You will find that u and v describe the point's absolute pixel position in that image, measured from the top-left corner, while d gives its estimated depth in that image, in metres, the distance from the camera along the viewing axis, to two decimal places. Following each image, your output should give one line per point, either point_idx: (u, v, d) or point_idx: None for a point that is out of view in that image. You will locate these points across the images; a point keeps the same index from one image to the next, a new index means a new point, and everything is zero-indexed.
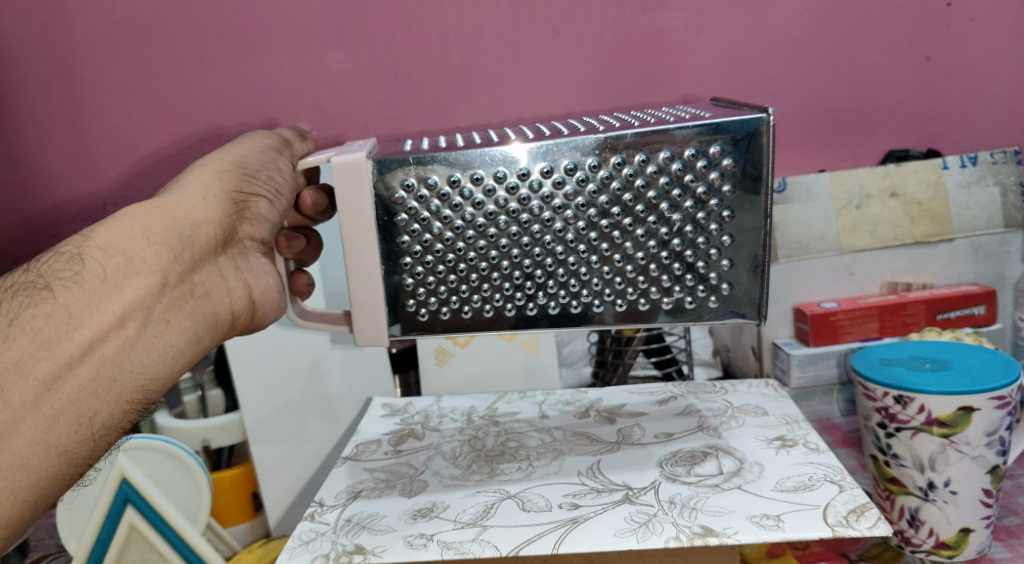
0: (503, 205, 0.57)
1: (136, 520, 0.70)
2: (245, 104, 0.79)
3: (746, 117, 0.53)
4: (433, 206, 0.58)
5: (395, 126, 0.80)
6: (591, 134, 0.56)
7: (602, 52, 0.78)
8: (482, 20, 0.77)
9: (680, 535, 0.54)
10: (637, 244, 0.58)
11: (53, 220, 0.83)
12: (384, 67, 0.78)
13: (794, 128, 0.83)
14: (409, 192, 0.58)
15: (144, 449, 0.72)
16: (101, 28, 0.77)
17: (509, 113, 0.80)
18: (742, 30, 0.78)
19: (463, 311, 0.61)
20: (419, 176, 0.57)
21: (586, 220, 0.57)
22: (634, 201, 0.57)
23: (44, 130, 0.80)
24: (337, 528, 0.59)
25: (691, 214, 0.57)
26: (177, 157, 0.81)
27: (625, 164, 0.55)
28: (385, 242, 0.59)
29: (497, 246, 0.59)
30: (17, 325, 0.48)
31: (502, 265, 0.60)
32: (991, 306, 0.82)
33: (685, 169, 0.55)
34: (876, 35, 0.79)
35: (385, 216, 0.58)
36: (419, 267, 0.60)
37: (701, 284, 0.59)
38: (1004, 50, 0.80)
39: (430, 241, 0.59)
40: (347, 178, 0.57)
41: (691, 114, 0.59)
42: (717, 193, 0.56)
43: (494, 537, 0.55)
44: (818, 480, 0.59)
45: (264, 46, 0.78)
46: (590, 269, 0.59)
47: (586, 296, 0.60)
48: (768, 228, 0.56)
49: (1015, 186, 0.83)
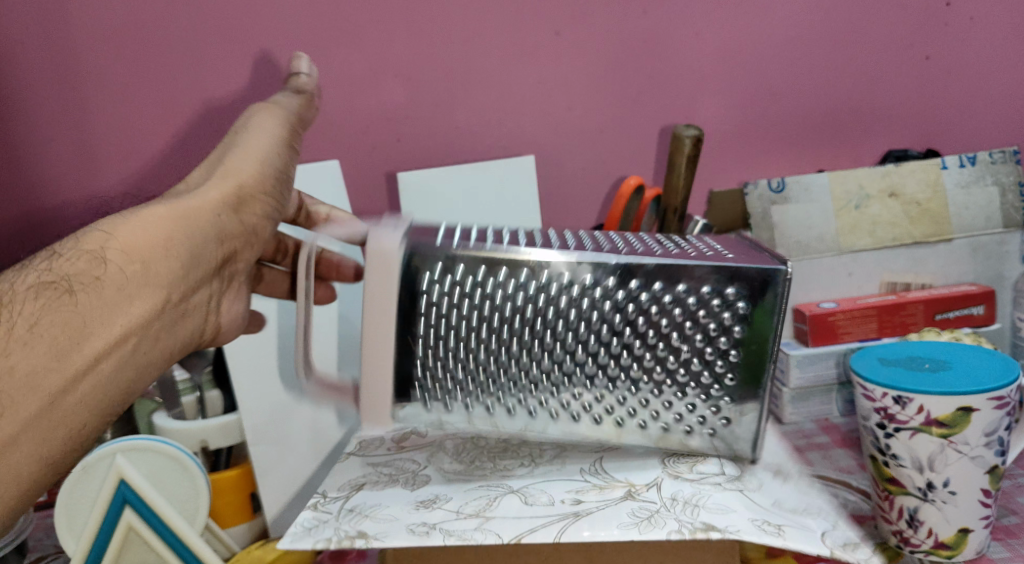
0: (516, 317, 0.54)
1: (135, 521, 0.68)
2: (254, 98, 0.81)
3: (766, 267, 0.54)
4: (440, 329, 0.54)
5: (411, 122, 0.84)
6: (612, 256, 0.54)
7: (609, 53, 0.83)
8: (490, 24, 0.81)
9: (682, 529, 0.53)
10: (651, 357, 0.56)
11: (54, 212, 0.83)
12: (401, 65, 0.82)
13: (795, 125, 0.85)
14: (421, 305, 0.53)
15: (146, 451, 0.69)
16: (111, 21, 0.78)
17: (519, 110, 0.85)
18: (745, 27, 0.82)
19: (455, 407, 0.57)
20: (432, 287, 0.53)
21: (598, 344, 0.56)
22: (648, 331, 0.55)
23: (48, 122, 0.81)
24: (340, 515, 0.59)
25: (700, 350, 0.56)
26: (180, 153, 0.82)
27: (643, 288, 0.54)
28: (404, 327, 0.53)
29: (510, 359, 0.56)
30: (35, 332, 0.45)
31: (513, 384, 0.57)
32: (990, 306, 0.82)
33: (701, 304, 0.55)
34: (874, 35, 0.83)
35: (402, 329, 0.53)
36: (427, 382, 0.55)
37: (705, 392, 0.58)
38: (999, 50, 0.83)
39: (437, 356, 0.55)
40: (380, 266, 0.51)
41: (712, 248, 0.58)
42: (732, 307, 0.55)
43: (496, 526, 0.55)
44: (818, 496, 0.59)
45: (277, 42, 0.80)
46: (602, 381, 0.57)
47: (589, 399, 0.58)
48: (775, 343, 0.56)
49: (1014, 186, 0.83)
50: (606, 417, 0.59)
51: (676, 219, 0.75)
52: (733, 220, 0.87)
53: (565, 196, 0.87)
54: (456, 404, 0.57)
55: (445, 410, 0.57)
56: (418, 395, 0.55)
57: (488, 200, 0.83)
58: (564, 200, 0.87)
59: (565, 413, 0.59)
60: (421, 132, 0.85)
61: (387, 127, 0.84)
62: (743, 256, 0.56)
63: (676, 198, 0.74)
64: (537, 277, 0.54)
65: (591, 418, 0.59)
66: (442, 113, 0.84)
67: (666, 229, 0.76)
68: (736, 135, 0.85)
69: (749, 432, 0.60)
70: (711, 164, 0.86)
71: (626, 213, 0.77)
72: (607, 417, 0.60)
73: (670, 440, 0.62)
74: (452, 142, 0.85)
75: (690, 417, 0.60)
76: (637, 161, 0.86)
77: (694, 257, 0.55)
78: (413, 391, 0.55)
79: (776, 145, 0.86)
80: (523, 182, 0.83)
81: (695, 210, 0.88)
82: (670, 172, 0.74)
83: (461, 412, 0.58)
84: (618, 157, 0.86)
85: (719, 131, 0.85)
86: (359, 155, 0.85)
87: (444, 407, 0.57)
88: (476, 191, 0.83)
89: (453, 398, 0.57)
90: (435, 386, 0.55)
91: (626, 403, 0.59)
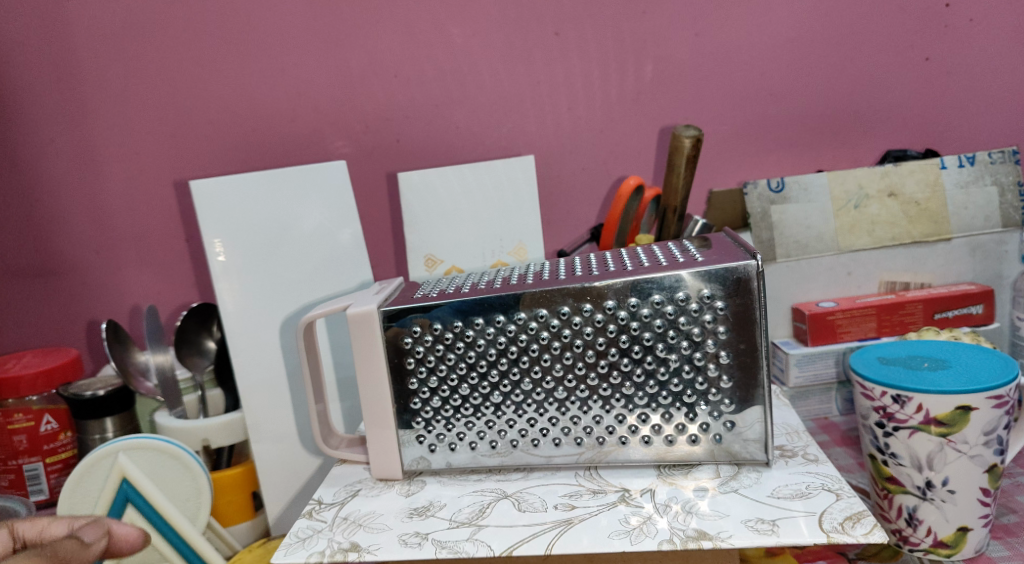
0: (507, 353, 0.59)
1: (137, 519, 0.68)
2: (264, 96, 0.84)
3: (732, 265, 0.55)
4: (437, 355, 0.60)
5: (412, 122, 0.85)
6: (581, 280, 0.58)
7: (609, 52, 0.83)
8: (493, 22, 0.82)
9: (673, 538, 0.52)
10: (642, 370, 0.58)
11: (74, 204, 0.87)
12: (402, 64, 0.83)
13: (792, 125, 0.86)
14: (416, 340, 0.60)
15: (148, 450, 0.68)
16: (130, 21, 0.82)
17: (519, 109, 0.85)
18: (743, 28, 0.83)
19: (467, 432, 0.63)
20: (424, 326, 0.60)
21: (584, 363, 0.59)
22: (630, 344, 0.58)
23: (69, 118, 0.84)
24: (334, 525, 0.59)
25: (688, 356, 0.57)
26: (193, 148, 0.85)
27: (619, 306, 0.57)
28: (395, 382, 0.62)
29: (506, 394, 0.61)
30: None
31: (509, 412, 0.61)
32: (988, 305, 0.82)
33: (678, 311, 0.57)
34: (872, 35, 0.83)
35: (396, 358, 0.61)
36: (427, 410, 0.62)
37: (704, 402, 0.59)
38: (1000, 50, 0.83)
39: (441, 394, 0.61)
40: (362, 330, 0.60)
41: (687, 255, 0.60)
42: (710, 308, 0.56)
43: (487, 537, 0.54)
44: (815, 488, 0.57)
45: (284, 41, 0.83)
46: (597, 399, 0.60)
47: (589, 418, 0.61)
48: (761, 345, 0.56)
49: (1013, 186, 0.83)
50: (608, 436, 0.61)
51: (675, 218, 0.76)
52: (733, 219, 0.87)
53: (566, 196, 0.88)
54: (461, 438, 0.63)
55: (451, 449, 0.63)
56: (418, 426, 0.63)
57: (487, 203, 0.83)
58: (565, 199, 0.88)
59: (566, 438, 0.62)
60: (425, 130, 0.85)
61: (391, 126, 0.85)
62: (717, 258, 0.57)
63: (675, 198, 0.74)
64: (519, 314, 0.59)
65: (592, 440, 0.61)
66: (445, 112, 0.85)
67: (665, 229, 0.76)
68: (736, 135, 0.86)
69: (757, 431, 0.59)
70: (711, 164, 0.87)
71: (627, 212, 0.76)
72: (608, 436, 0.61)
73: (674, 455, 0.61)
74: (456, 142, 0.86)
75: (693, 429, 0.60)
76: (638, 161, 0.86)
77: (670, 265, 0.58)
78: (413, 431, 0.63)
79: (777, 145, 0.86)
80: (521, 185, 0.83)
81: (695, 210, 0.88)
82: (668, 172, 0.75)
83: (468, 448, 0.63)
84: (618, 157, 0.86)
85: (719, 131, 0.86)
86: (364, 154, 0.86)
87: (449, 444, 0.63)
88: (476, 191, 0.83)
89: (461, 435, 0.63)
90: (432, 427, 0.63)
91: (624, 421, 0.60)
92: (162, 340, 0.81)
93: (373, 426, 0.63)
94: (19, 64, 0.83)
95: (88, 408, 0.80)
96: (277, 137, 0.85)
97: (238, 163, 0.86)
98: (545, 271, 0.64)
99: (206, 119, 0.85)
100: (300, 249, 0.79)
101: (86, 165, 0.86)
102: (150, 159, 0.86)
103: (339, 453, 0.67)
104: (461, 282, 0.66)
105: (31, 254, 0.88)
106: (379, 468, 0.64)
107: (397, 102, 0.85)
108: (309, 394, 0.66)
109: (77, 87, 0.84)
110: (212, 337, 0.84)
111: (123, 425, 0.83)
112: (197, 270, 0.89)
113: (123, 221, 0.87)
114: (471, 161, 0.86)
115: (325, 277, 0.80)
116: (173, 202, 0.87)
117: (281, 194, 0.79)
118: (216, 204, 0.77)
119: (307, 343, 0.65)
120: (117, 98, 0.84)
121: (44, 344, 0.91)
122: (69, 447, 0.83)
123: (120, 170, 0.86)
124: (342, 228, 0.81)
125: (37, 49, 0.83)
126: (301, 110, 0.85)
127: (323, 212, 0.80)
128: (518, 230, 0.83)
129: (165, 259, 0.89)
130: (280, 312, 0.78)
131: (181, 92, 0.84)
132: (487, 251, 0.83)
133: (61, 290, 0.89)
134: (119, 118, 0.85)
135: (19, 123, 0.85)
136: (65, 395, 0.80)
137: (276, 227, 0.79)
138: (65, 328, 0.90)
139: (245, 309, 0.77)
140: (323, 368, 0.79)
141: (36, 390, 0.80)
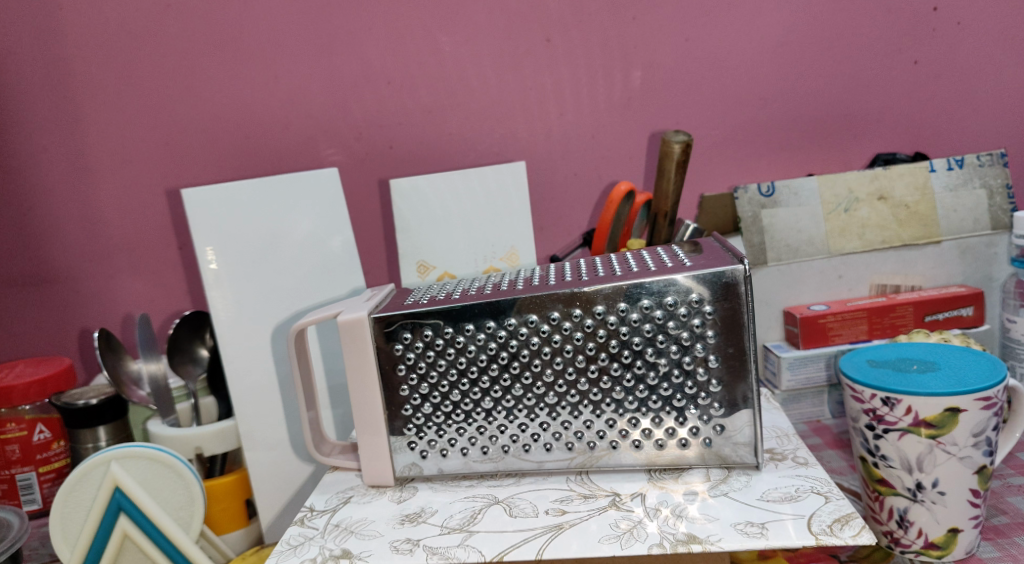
0: (498, 360, 0.60)
1: (130, 529, 0.66)
2: (255, 103, 0.84)
3: (720, 270, 0.56)
4: (428, 361, 0.61)
5: (403, 128, 0.86)
6: (569, 286, 0.58)
7: (600, 58, 0.84)
8: (484, 28, 0.83)
9: (664, 542, 0.53)
10: (632, 374, 0.58)
11: (67, 213, 0.87)
12: (394, 70, 0.84)
13: (782, 129, 0.86)
14: (406, 346, 0.60)
15: (142, 459, 0.67)
16: (121, 30, 0.82)
17: (510, 115, 0.85)
18: (733, 32, 0.83)
19: (460, 437, 0.63)
20: (415, 332, 0.60)
21: (575, 368, 0.59)
22: (620, 348, 0.58)
23: (60, 126, 0.85)
24: (326, 532, 0.59)
25: (678, 360, 0.58)
26: (183, 156, 0.86)
27: (608, 311, 0.57)
28: (385, 389, 0.62)
29: (497, 400, 0.61)
30: None
31: (500, 416, 0.62)
32: (979, 307, 0.82)
33: (668, 316, 0.57)
34: (861, 39, 0.84)
35: (387, 366, 0.61)
36: (418, 417, 0.62)
37: (693, 405, 0.59)
38: (988, 54, 0.84)
39: (431, 401, 0.62)
40: (352, 337, 0.60)
41: (674, 260, 0.60)
42: (698, 312, 0.56)
43: (478, 542, 0.55)
44: (804, 491, 0.57)
45: (276, 48, 0.83)
46: (588, 404, 0.60)
47: (580, 420, 0.61)
48: (751, 348, 0.57)
49: (1001, 188, 0.84)
50: (599, 441, 0.61)
51: (666, 223, 0.75)
52: (725, 224, 0.87)
53: (557, 202, 0.88)
54: (453, 444, 0.63)
55: (442, 455, 0.64)
56: (409, 433, 0.63)
57: (477, 210, 0.83)
58: (556, 205, 0.88)
59: (557, 443, 0.62)
60: (416, 137, 0.86)
61: (383, 134, 0.86)
62: (705, 263, 0.58)
63: (665, 202, 0.74)
64: (509, 320, 0.59)
65: (583, 445, 0.62)
66: (437, 119, 0.85)
67: (656, 234, 0.76)
68: (726, 140, 0.86)
69: (747, 434, 0.59)
70: (702, 169, 0.87)
71: (618, 217, 0.76)
72: (599, 441, 0.61)
73: (664, 458, 0.61)
74: (448, 148, 0.86)
75: (682, 433, 0.60)
76: (628, 166, 0.87)
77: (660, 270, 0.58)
78: (404, 438, 0.63)
79: (766, 150, 0.87)
80: (511, 191, 0.83)
81: (686, 214, 0.88)
82: (658, 178, 0.75)
83: (459, 453, 0.63)
84: (609, 163, 0.87)
85: (709, 136, 0.86)
86: (357, 162, 0.86)
87: (441, 450, 0.63)
88: (467, 198, 0.83)
89: (452, 441, 0.63)
90: (423, 433, 0.63)
91: (615, 425, 0.60)
92: (154, 350, 0.82)
93: (364, 432, 0.63)
94: (10, 73, 0.83)
95: (82, 417, 0.81)
96: (269, 145, 0.86)
97: (229, 172, 0.86)
98: (535, 277, 0.65)
99: (198, 128, 0.85)
100: (291, 257, 0.80)
101: (77, 174, 0.86)
102: (142, 167, 0.86)
103: (331, 460, 0.68)
104: (452, 288, 0.66)
105: (23, 263, 0.88)
106: (371, 475, 0.64)
107: (389, 109, 0.85)
108: (300, 402, 0.66)
109: (69, 96, 0.84)
110: (205, 345, 0.84)
111: (116, 434, 0.83)
112: (191, 278, 0.89)
113: (116, 230, 0.87)
114: (462, 167, 0.86)
115: (319, 285, 0.81)
116: (165, 211, 0.87)
117: (272, 201, 0.79)
118: (208, 211, 0.77)
119: (297, 350, 0.65)
120: (108, 107, 0.84)
121: (37, 352, 0.91)
122: (61, 456, 0.84)
123: (112, 179, 0.86)
124: (333, 233, 0.81)
125: (28, 59, 0.83)
126: (295, 117, 0.85)
127: (315, 220, 0.81)
128: (508, 236, 0.83)
129: (158, 267, 0.89)
130: (272, 319, 0.78)
131: (172, 100, 0.84)
132: (478, 257, 0.83)
133: (54, 299, 0.89)
134: (111, 126, 0.85)
135: (11, 131, 0.85)
136: (59, 405, 0.80)
137: (268, 234, 0.79)
138: (58, 337, 0.90)
139: (237, 317, 0.77)
140: (314, 376, 0.79)
141: (27, 399, 0.80)
